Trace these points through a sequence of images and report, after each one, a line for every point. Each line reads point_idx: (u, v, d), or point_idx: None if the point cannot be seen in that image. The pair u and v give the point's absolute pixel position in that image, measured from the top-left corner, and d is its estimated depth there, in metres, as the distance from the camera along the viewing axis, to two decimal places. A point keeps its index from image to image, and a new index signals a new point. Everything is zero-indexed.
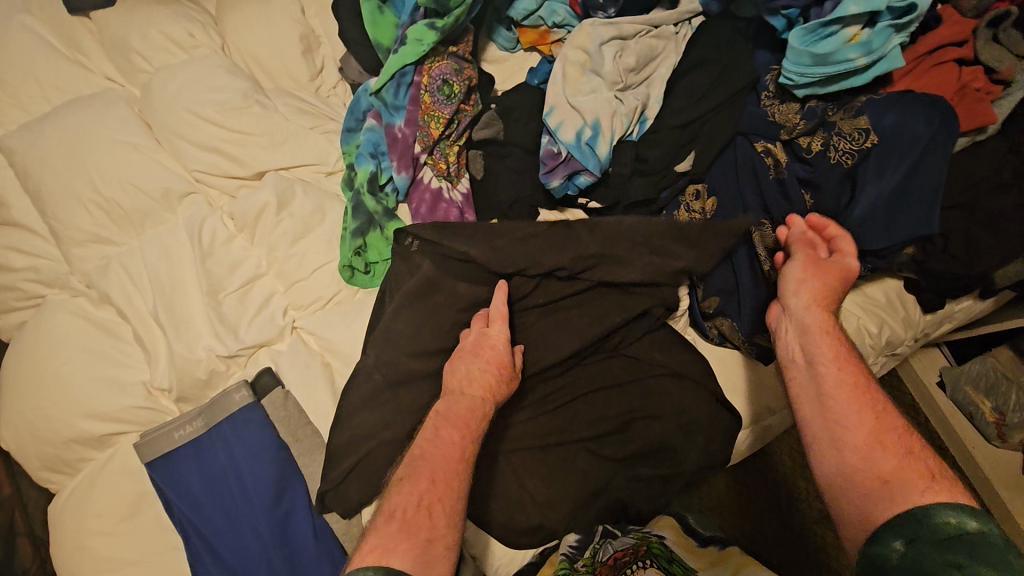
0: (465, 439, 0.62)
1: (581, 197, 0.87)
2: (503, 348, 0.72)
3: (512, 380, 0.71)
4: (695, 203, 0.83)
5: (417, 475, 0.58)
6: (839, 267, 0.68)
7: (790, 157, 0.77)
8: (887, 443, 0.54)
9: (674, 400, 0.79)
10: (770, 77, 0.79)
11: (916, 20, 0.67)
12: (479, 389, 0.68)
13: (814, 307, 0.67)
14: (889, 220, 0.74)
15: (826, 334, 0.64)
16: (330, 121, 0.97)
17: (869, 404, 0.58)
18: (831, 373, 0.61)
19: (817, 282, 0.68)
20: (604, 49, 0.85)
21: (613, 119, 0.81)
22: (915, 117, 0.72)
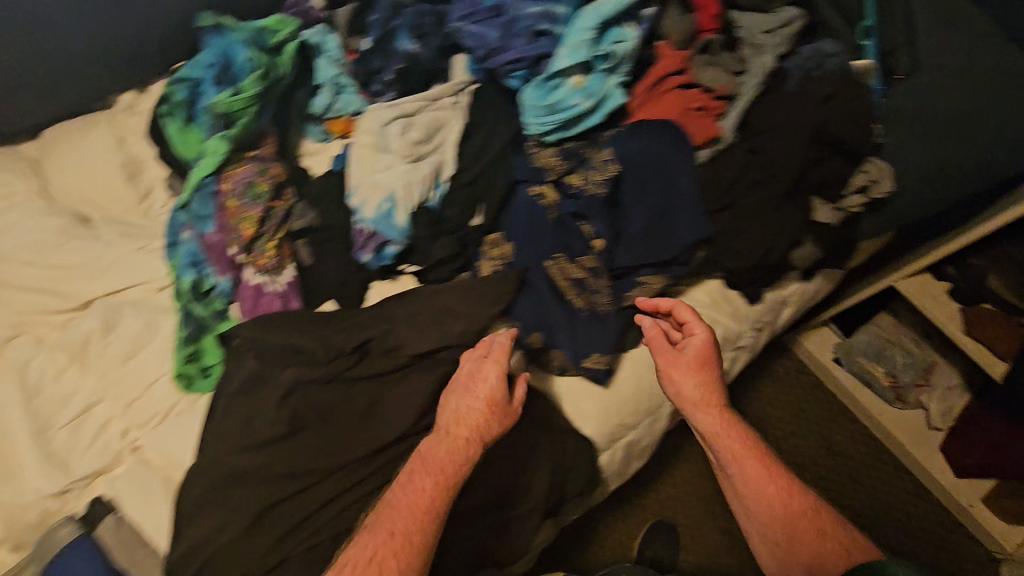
0: (438, 490, 0.71)
1: (400, 262, 0.92)
2: (494, 382, 0.78)
3: (504, 417, 0.78)
4: (494, 250, 0.87)
5: (377, 528, 0.69)
6: (701, 356, 0.84)
7: (561, 195, 0.84)
8: (801, 520, 0.78)
9: (507, 440, 0.84)
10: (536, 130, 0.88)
11: (622, 62, 0.76)
12: (464, 429, 0.75)
13: (700, 409, 0.84)
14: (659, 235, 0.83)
15: (720, 433, 0.83)
16: (157, 237, 0.99)
17: (781, 487, 0.80)
18: (742, 471, 0.81)
19: (693, 384, 0.84)
20: (389, 128, 0.91)
21: (408, 191, 0.87)
22: (651, 141, 0.81)
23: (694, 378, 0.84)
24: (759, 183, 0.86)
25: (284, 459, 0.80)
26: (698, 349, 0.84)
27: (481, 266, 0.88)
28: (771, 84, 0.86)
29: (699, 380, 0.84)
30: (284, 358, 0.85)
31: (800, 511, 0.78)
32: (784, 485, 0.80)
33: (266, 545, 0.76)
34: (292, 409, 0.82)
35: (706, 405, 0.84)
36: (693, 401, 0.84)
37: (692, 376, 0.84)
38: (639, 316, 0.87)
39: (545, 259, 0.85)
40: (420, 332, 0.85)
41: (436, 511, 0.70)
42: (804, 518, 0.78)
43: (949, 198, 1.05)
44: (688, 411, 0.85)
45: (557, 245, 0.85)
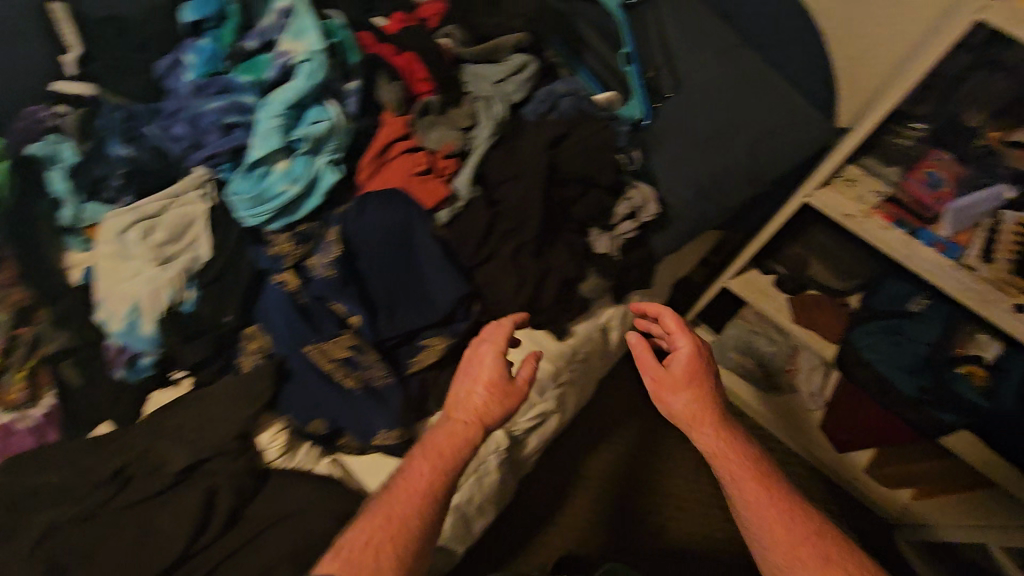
0: (434, 475, 0.70)
1: (168, 370, 0.88)
2: (494, 362, 0.80)
3: (505, 399, 0.79)
4: (254, 343, 0.84)
5: (375, 511, 0.67)
6: (689, 368, 0.89)
7: (304, 279, 0.80)
8: (804, 547, 0.73)
9: (291, 546, 0.76)
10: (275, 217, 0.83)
11: (328, 141, 0.75)
12: (467, 413, 0.77)
13: (696, 424, 0.85)
14: (417, 304, 0.83)
15: (720, 449, 0.83)
16: None
17: (787, 510, 0.76)
18: (742, 490, 0.78)
19: (685, 401, 0.87)
20: (129, 234, 0.84)
21: (154, 299, 0.81)
22: (384, 210, 0.78)
23: (684, 394, 0.87)
24: (508, 231, 0.85)
25: None
26: (684, 360, 0.90)
27: (243, 362, 0.84)
28: (506, 133, 0.87)
29: (690, 395, 0.87)
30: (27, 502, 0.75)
31: (802, 537, 0.74)
32: (786, 506, 0.77)
33: None
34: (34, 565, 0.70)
35: (698, 419, 0.85)
36: (688, 417, 0.86)
37: (690, 392, 0.87)
38: (626, 337, 0.93)
39: (304, 346, 0.81)
40: (184, 446, 0.80)
41: (438, 494, 0.70)
42: (807, 542, 0.74)
43: (729, 204, 1.08)
44: (688, 430, 0.86)
45: (312, 331, 0.80)
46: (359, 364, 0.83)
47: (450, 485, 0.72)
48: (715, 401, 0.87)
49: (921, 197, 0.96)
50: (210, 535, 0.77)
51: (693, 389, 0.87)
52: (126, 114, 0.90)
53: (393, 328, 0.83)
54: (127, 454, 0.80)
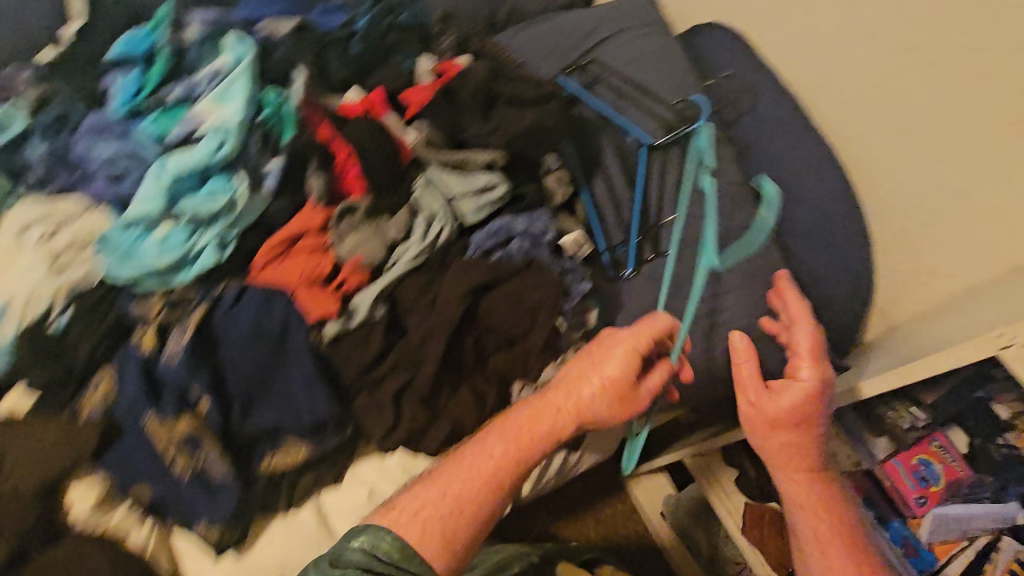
0: (503, 463, 0.73)
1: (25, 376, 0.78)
2: (609, 378, 0.77)
3: (629, 401, 0.77)
4: (102, 389, 0.77)
5: (438, 480, 0.72)
6: (799, 398, 0.80)
7: (161, 344, 0.72)
8: None
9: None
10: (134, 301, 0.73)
11: (223, 213, 0.68)
12: (571, 408, 0.77)
13: (788, 466, 0.82)
14: (262, 404, 0.75)
15: (811, 494, 0.81)
16: None
17: (860, 548, 0.78)
18: (817, 527, 0.80)
19: (782, 442, 0.82)
20: (29, 233, 0.81)
21: (23, 308, 0.77)
22: (266, 302, 0.72)
23: (784, 431, 0.81)
24: (393, 372, 0.76)
25: None
26: (796, 394, 0.81)
27: (84, 400, 0.77)
28: (438, 259, 0.78)
29: (794, 434, 0.81)
30: None
31: None
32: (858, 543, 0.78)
33: None
34: None
35: (791, 461, 0.81)
36: (785, 456, 0.82)
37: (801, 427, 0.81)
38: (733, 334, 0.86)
39: (145, 417, 0.75)
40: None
41: (503, 485, 0.73)
42: None
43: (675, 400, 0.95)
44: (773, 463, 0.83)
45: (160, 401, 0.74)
46: (191, 460, 0.76)
47: (519, 472, 0.74)
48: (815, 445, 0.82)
49: (902, 487, 0.83)
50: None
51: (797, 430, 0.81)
52: (62, 109, 0.87)
53: (257, 428, 0.75)
54: None
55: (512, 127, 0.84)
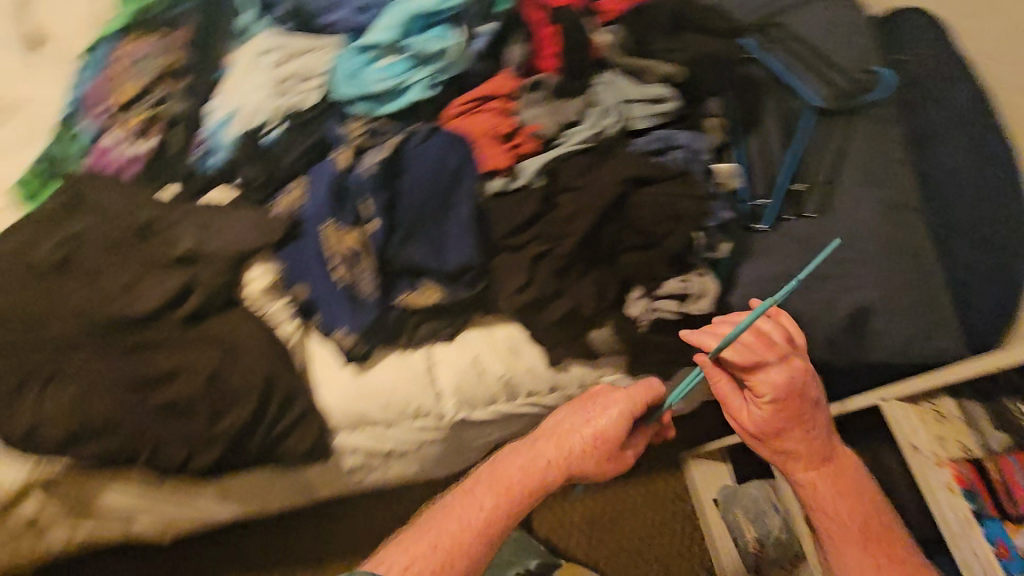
0: (494, 512, 0.83)
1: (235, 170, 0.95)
2: (606, 421, 0.89)
3: (610, 456, 0.89)
4: (292, 194, 0.91)
5: (433, 526, 0.82)
6: (781, 390, 0.82)
7: (356, 163, 0.85)
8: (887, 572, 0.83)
9: (233, 340, 0.89)
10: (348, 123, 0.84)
11: (440, 56, 0.80)
12: (562, 456, 0.88)
13: (790, 462, 0.87)
14: (420, 241, 0.85)
15: (837, 511, 0.87)
16: (58, 102, 1.09)
17: (884, 539, 0.84)
18: (852, 549, 0.84)
19: (789, 437, 0.86)
20: (267, 58, 0.98)
21: (252, 115, 0.94)
22: (450, 147, 0.81)
23: (770, 422, 0.85)
24: (535, 240, 0.83)
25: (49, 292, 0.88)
26: (778, 387, 0.82)
27: (275, 204, 0.92)
28: (603, 147, 0.84)
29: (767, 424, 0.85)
30: (105, 212, 0.94)
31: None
32: (892, 543, 0.84)
33: None
34: (95, 260, 0.91)
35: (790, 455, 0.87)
36: (773, 442, 0.87)
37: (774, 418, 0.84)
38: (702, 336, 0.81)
39: (323, 223, 0.86)
40: (194, 235, 0.90)
41: (494, 530, 0.83)
42: None
43: None
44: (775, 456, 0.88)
45: (335, 213, 0.86)
46: (344, 272, 0.87)
47: (510, 521, 0.84)
48: (817, 440, 0.85)
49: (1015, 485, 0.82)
50: (176, 320, 0.88)
51: (775, 421, 0.84)
52: None
53: (409, 259, 0.86)
54: (182, 217, 0.93)
55: (695, 50, 0.90)
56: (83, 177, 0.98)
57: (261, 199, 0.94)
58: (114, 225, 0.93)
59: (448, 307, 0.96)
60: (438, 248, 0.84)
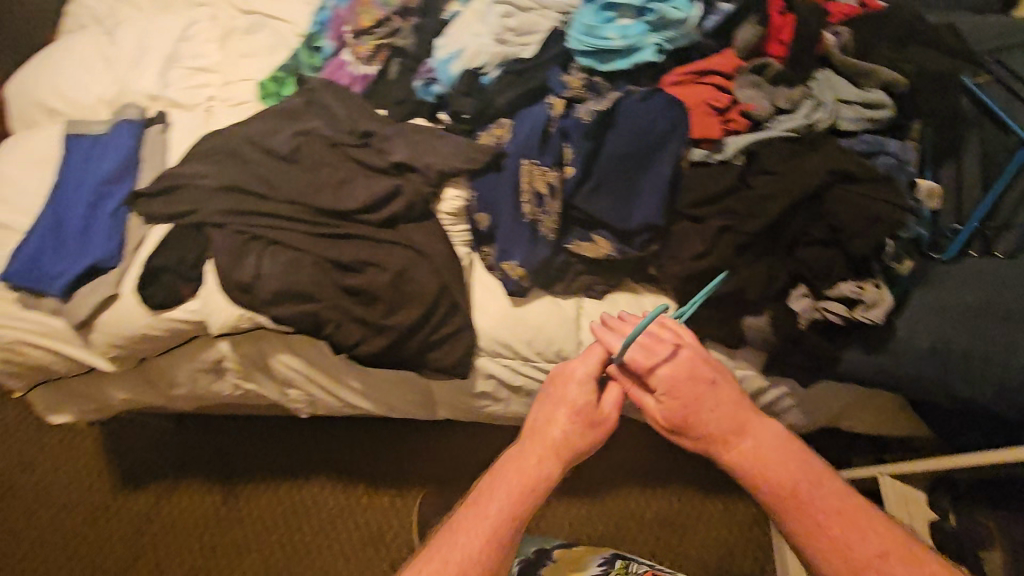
0: (500, 519, 0.76)
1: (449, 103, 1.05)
2: (575, 397, 0.84)
3: (596, 426, 0.83)
4: (497, 132, 1.00)
5: (437, 549, 0.74)
6: (682, 376, 0.83)
7: (566, 112, 0.92)
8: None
9: (417, 250, 0.99)
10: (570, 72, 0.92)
11: (674, 26, 0.86)
12: (552, 447, 0.81)
13: (734, 443, 0.80)
14: (610, 194, 0.91)
15: (799, 484, 0.77)
16: (304, 20, 1.24)
17: (849, 509, 0.76)
18: (826, 524, 0.75)
19: (720, 415, 0.81)
20: (497, 7, 1.06)
21: (474, 56, 1.04)
22: (663, 110, 0.86)
23: (721, 416, 0.81)
24: (717, 215, 0.87)
25: (281, 177, 1.03)
26: (669, 381, 0.83)
27: (481, 136, 1.01)
28: (809, 140, 0.86)
29: (718, 409, 0.82)
30: (333, 119, 1.08)
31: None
32: (861, 520, 0.75)
33: (229, 208, 1.00)
34: (319, 158, 1.05)
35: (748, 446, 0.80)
36: (739, 433, 0.80)
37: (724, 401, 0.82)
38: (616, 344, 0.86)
39: (524, 161, 0.94)
40: (407, 150, 1.01)
41: (495, 541, 0.75)
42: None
43: (933, 389, 0.94)
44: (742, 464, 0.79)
45: (536, 154, 0.93)
46: (531, 210, 0.95)
47: (514, 527, 0.76)
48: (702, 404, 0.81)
49: None
50: (376, 223, 1.00)
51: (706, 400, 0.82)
52: None
53: (595, 209, 0.92)
54: (397, 135, 1.04)
55: None
56: (318, 84, 1.11)
57: (466, 133, 1.04)
58: (339, 131, 1.06)
59: (608, 265, 1.02)
60: (626, 205, 0.90)
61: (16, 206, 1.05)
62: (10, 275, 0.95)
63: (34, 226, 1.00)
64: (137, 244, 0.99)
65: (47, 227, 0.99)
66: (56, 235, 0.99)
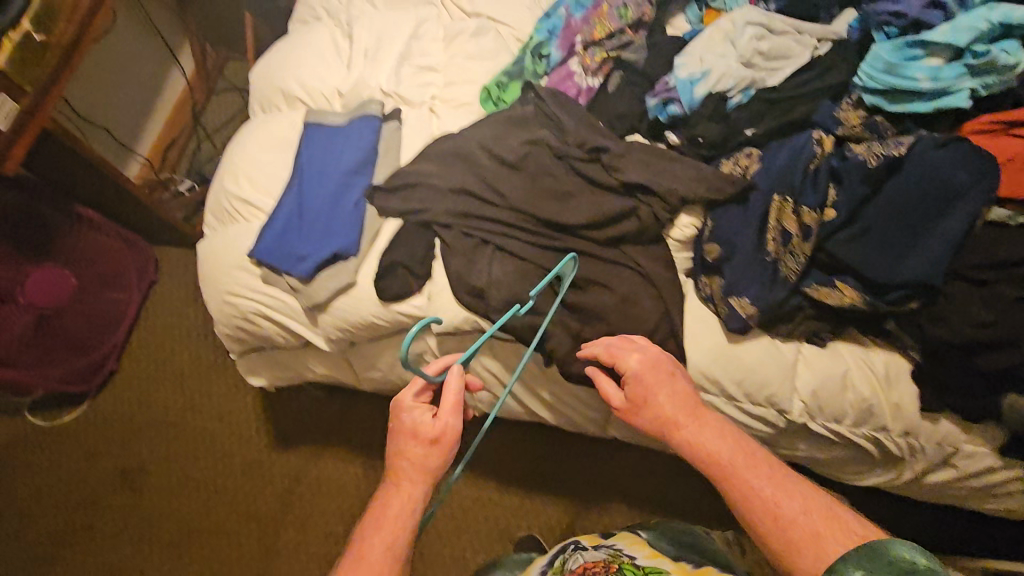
0: (392, 547, 0.82)
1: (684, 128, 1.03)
2: (422, 414, 0.88)
3: (449, 445, 0.87)
4: (744, 161, 0.95)
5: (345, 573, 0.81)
6: (646, 368, 0.88)
7: (835, 152, 0.87)
8: (828, 526, 0.71)
9: (638, 273, 0.97)
10: (845, 105, 0.89)
11: (991, 72, 0.82)
12: (422, 468, 0.87)
13: (677, 425, 0.84)
14: (881, 242, 0.85)
15: (718, 454, 0.81)
16: (526, 26, 1.25)
17: (781, 478, 0.78)
18: (762, 487, 0.76)
19: (665, 398, 0.86)
20: (748, 28, 1.01)
21: (720, 79, 0.99)
22: (962, 161, 0.81)
23: (630, 382, 0.88)
24: (1003, 281, 0.83)
25: (508, 184, 1.03)
26: (638, 369, 0.87)
27: (724, 164, 0.96)
28: None
29: (662, 392, 0.86)
30: (559, 131, 1.08)
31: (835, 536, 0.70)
32: (760, 462, 0.80)
33: (458, 209, 1.02)
34: (546, 168, 1.05)
35: (682, 430, 0.84)
36: (683, 418, 0.85)
37: (671, 385, 0.87)
38: (593, 347, 0.91)
39: (775, 196, 0.90)
40: (640, 171, 0.99)
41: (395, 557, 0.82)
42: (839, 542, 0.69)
43: None
44: (681, 446, 0.84)
45: (797, 190, 0.88)
46: (777, 249, 0.90)
47: (405, 541, 0.83)
48: (664, 399, 0.86)
49: None
50: (602, 241, 0.99)
51: (660, 386, 0.86)
52: None
53: (855, 255, 0.86)
54: (629, 153, 1.02)
55: None
56: (546, 92, 1.11)
57: (702, 159, 1.01)
58: (567, 143, 1.06)
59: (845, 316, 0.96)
60: (897, 257, 0.84)
61: (259, 185, 1.13)
62: (258, 252, 1.03)
63: (277, 207, 1.07)
64: (374, 235, 1.04)
65: (292, 211, 1.06)
66: (300, 219, 1.05)
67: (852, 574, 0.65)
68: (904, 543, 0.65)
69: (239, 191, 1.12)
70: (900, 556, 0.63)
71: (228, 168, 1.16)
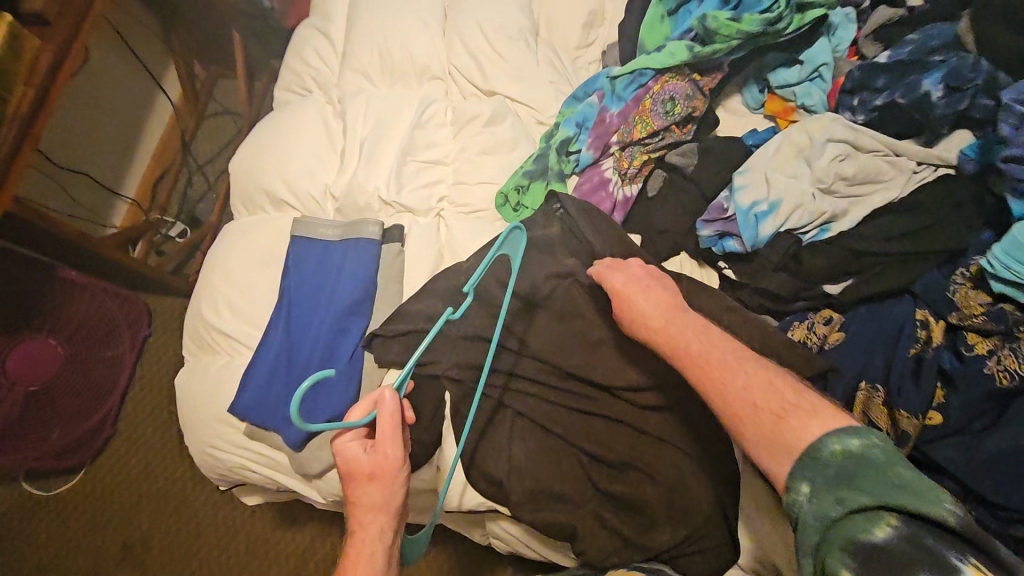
0: None
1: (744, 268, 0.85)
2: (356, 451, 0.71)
3: (395, 480, 0.70)
4: (822, 327, 0.79)
5: None
6: (632, 276, 0.77)
7: (946, 343, 0.74)
8: (786, 408, 0.59)
9: (681, 451, 0.82)
10: (958, 282, 0.74)
11: None
12: (368, 513, 0.70)
13: (648, 321, 0.73)
14: (995, 460, 0.67)
15: (691, 350, 0.68)
16: (549, 107, 1.05)
17: (758, 368, 0.65)
18: (731, 378, 0.63)
19: (643, 299, 0.74)
20: (829, 145, 0.83)
21: (793, 212, 0.80)
22: None
23: (609, 285, 0.77)
24: None
25: (530, 331, 0.88)
26: (625, 280, 0.77)
27: (796, 327, 0.81)
28: None
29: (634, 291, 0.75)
30: (590, 260, 0.90)
31: (791, 421, 0.57)
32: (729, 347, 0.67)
33: (471, 365, 0.87)
34: (574, 311, 0.88)
35: (652, 325, 0.72)
36: (661, 319, 0.72)
37: (647, 287, 0.75)
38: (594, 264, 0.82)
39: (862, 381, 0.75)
40: None
41: None
42: (789, 421, 0.57)
43: None
44: (652, 341, 0.72)
45: (894, 382, 0.73)
46: None
47: None
48: (642, 302, 0.74)
49: None
50: (641, 411, 0.84)
51: (632, 287, 0.75)
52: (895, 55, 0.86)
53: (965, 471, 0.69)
54: None
55: None
56: (573, 205, 0.92)
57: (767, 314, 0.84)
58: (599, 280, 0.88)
59: None
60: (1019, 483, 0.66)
61: (239, 313, 0.98)
62: (240, 408, 0.90)
63: (263, 349, 0.92)
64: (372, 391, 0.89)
65: (279, 355, 0.91)
66: (288, 366, 0.91)
67: (801, 484, 0.53)
68: (839, 432, 0.54)
69: (216, 321, 0.98)
70: (832, 451, 0.53)
71: (206, 287, 1.01)
